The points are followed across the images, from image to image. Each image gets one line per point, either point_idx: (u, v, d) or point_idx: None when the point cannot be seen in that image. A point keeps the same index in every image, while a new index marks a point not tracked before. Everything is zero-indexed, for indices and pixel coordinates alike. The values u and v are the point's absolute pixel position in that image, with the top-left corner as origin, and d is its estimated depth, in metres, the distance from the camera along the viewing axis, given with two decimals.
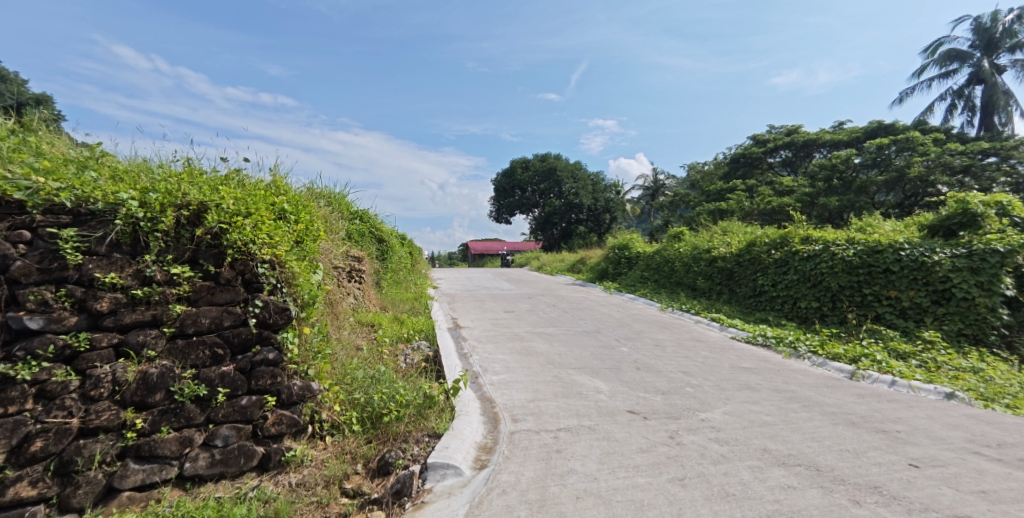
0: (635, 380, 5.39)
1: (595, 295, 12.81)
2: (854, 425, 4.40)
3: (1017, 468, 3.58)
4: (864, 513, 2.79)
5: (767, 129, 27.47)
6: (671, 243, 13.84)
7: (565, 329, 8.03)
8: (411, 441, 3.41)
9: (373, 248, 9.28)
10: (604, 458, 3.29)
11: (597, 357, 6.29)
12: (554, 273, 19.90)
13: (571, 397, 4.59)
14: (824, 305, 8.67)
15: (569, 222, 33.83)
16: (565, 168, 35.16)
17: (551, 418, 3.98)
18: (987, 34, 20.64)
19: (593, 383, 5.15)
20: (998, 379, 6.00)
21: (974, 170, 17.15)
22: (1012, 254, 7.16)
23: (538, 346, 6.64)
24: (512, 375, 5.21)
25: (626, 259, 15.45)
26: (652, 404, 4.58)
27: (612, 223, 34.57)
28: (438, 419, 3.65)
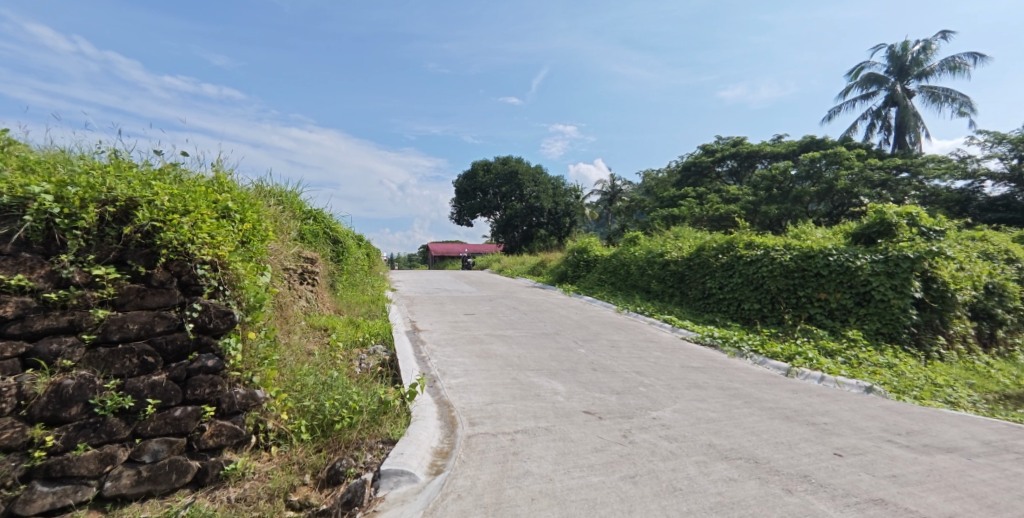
0: (591, 381, 5.50)
1: (554, 297, 12.95)
2: (788, 419, 4.69)
3: (922, 453, 3.95)
4: (794, 501, 2.97)
5: (715, 140, 28.93)
6: (627, 247, 14.26)
7: (524, 331, 8.08)
8: (364, 448, 3.30)
9: (328, 249, 8.96)
10: (559, 458, 3.32)
11: (554, 359, 6.37)
12: (515, 276, 19.97)
13: (529, 399, 4.61)
14: (764, 307, 9.19)
15: (529, 225, 34.13)
16: (526, 172, 35.46)
17: (508, 420, 3.97)
18: (899, 61, 22.81)
19: (550, 384, 5.20)
20: (908, 373, 6.61)
21: (890, 183, 18.83)
22: (920, 259, 7.99)
23: (497, 349, 6.63)
24: (471, 377, 5.18)
25: (584, 262, 15.76)
26: (607, 404, 4.68)
27: (571, 226, 35.13)
28: (392, 424, 3.56)
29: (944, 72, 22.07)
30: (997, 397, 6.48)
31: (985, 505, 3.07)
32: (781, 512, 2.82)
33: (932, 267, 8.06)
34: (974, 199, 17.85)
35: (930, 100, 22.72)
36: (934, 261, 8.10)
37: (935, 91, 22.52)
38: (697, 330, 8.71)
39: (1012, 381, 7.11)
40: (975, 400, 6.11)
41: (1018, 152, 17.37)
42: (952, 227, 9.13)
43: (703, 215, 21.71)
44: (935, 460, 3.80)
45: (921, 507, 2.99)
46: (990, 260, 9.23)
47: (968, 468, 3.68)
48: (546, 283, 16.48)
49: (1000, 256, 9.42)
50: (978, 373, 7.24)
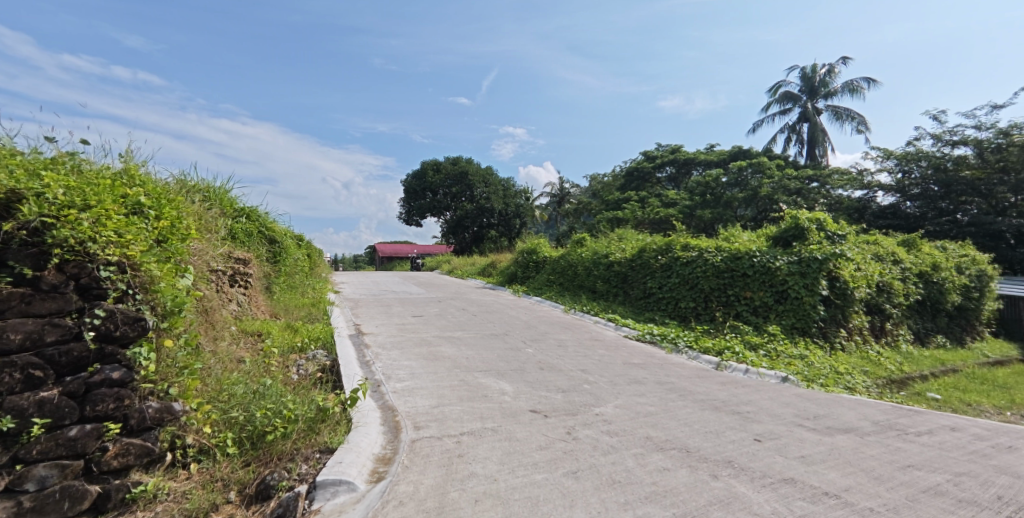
0: (537, 379, 5.58)
1: (503, 298, 13.00)
2: (717, 409, 5.03)
3: (826, 435, 4.39)
4: (719, 485, 3.19)
5: (656, 147, 30.37)
6: (575, 248, 14.60)
7: (473, 332, 8.05)
8: (299, 459, 3.10)
9: (263, 249, 8.41)
10: (505, 458, 3.33)
11: (502, 359, 6.39)
12: (464, 277, 19.82)
13: (476, 400, 4.60)
14: (698, 305, 9.79)
15: (479, 226, 34.01)
16: (477, 173, 35.27)
17: (454, 423, 3.93)
18: (810, 82, 25.16)
19: (497, 384, 5.21)
20: (817, 363, 7.34)
21: (804, 192, 20.72)
22: (827, 260, 8.88)
23: (445, 351, 6.54)
24: (417, 381, 5.06)
25: (534, 263, 15.95)
26: (553, 403, 4.77)
27: (521, 227, 35.40)
28: (331, 432, 3.39)
29: (845, 93, 24.66)
30: (887, 382, 7.36)
31: (873, 477, 3.46)
32: (707, 496, 3.01)
33: (835, 267, 8.98)
34: (870, 207, 20.14)
35: (835, 118, 25.26)
36: (837, 262, 9.03)
37: (838, 109, 25.10)
38: (637, 329, 9.09)
39: (898, 368, 8.13)
40: (869, 386, 6.89)
41: (903, 167, 19.87)
42: (851, 232, 10.20)
43: (646, 218, 22.81)
44: (836, 440, 4.23)
45: (823, 483, 3.31)
46: (881, 261, 10.43)
47: (861, 446, 4.13)
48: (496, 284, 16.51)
49: (889, 257, 10.68)
50: (872, 362, 8.20)
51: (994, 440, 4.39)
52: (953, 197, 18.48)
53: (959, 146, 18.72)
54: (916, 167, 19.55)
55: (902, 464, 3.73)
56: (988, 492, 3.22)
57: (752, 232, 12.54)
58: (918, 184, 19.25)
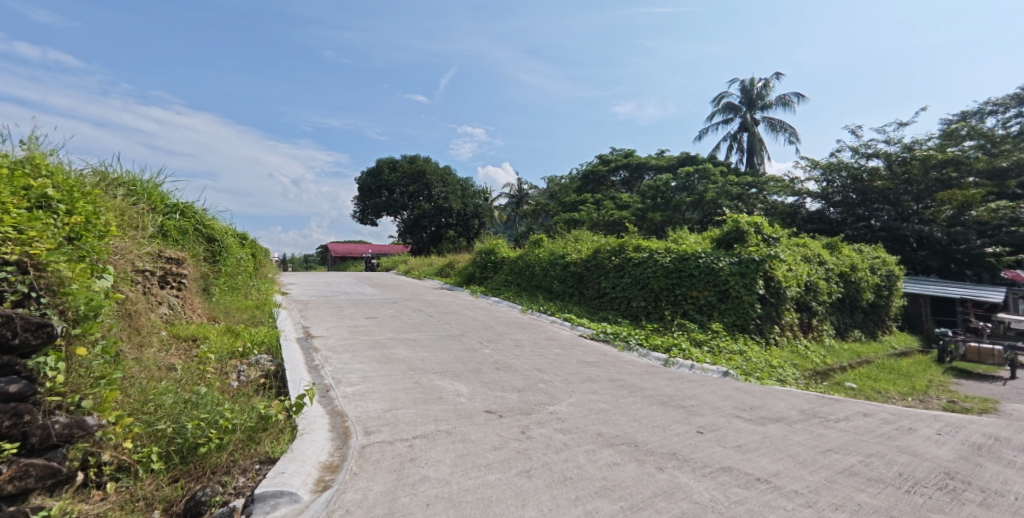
0: (493, 380, 5.61)
1: (460, 299, 12.91)
2: (664, 403, 5.27)
3: (761, 425, 4.71)
4: (664, 477, 3.35)
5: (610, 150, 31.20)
6: (532, 249, 14.72)
7: (428, 333, 7.96)
8: (236, 472, 2.91)
9: (201, 248, 7.92)
10: (458, 460, 3.32)
11: (458, 360, 6.37)
12: (422, 278, 19.52)
13: (431, 402, 4.56)
14: (649, 304, 10.18)
15: (438, 226, 33.60)
16: (434, 172, 34.80)
17: (406, 426, 3.87)
18: (749, 94, 26.81)
19: (453, 386, 5.19)
20: (754, 358, 7.86)
21: (744, 197, 22.04)
22: (763, 262, 9.51)
23: (399, 353, 6.43)
24: (369, 384, 4.94)
25: (492, 263, 15.96)
26: (508, 402, 4.82)
27: (480, 227, 35.07)
28: (273, 442, 3.23)
29: (779, 106, 26.45)
30: (812, 374, 8.01)
31: (798, 462, 3.75)
32: (653, 488, 3.15)
33: (771, 268, 9.63)
34: (800, 212, 21.78)
35: (771, 129, 27.07)
36: (772, 264, 9.68)
37: (773, 121, 26.93)
38: (592, 328, 9.33)
39: (822, 360, 8.87)
40: (798, 378, 7.46)
41: (827, 177, 21.51)
42: (784, 235, 10.97)
43: (601, 220, 23.51)
44: (768, 429, 4.55)
45: (756, 469, 3.56)
46: (808, 262, 11.28)
47: (789, 433, 4.48)
48: (454, 285, 16.39)
49: (815, 259, 11.58)
50: (801, 355, 8.90)
51: (899, 423, 4.88)
52: (868, 205, 20.34)
53: (873, 158, 20.61)
54: (836, 177, 21.22)
55: (824, 449, 4.08)
56: (893, 471, 3.58)
57: (699, 235, 13.16)
58: (839, 192, 20.99)
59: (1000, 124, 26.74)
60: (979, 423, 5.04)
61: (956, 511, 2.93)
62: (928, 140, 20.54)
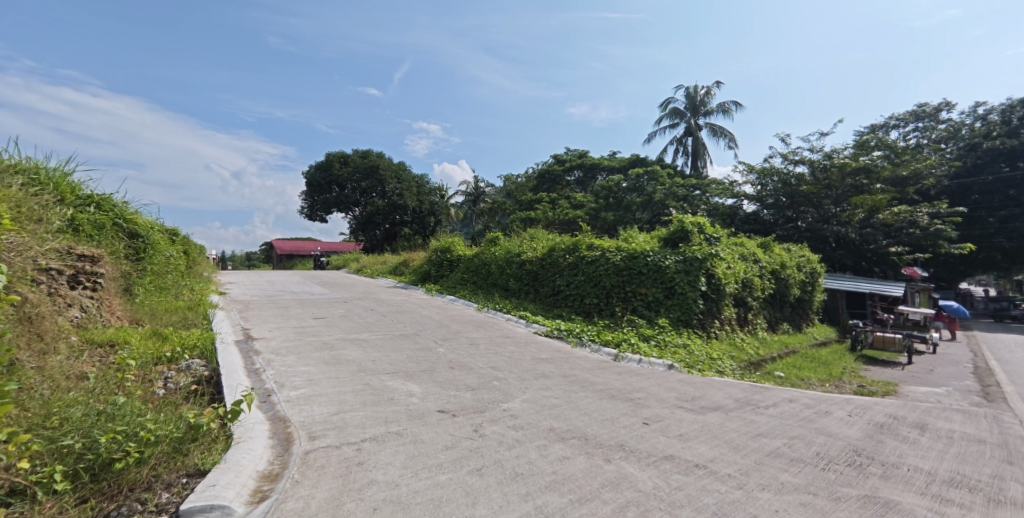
0: (446, 379, 5.57)
1: (415, 298, 12.66)
2: (613, 397, 5.46)
3: (701, 414, 4.98)
4: (611, 468, 3.46)
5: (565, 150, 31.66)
6: (489, 246, 14.68)
7: (380, 333, 7.78)
8: (158, 487, 2.61)
9: (122, 245, 7.34)
10: (408, 462, 3.26)
11: (411, 360, 6.27)
12: (375, 276, 19.02)
13: (382, 404, 4.45)
14: (601, 301, 10.46)
15: (392, 223, 32.85)
16: (388, 168, 33.87)
17: (354, 429, 3.72)
18: (693, 101, 28.14)
19: (405, 386, 5.11)
20: (697, 351, 8.31)
21: (690, 198, 23.12)
22: (705, 260, 10.06)
23: (349, 354, 6.23)
24: (315, 387, 4.74)
25: (448, 261, 15.77)
26: (461, 401, 4.79)
27: (436, 225, 34.64)
28: (202, 454, 2.97)
29: (719, 113, 27.93)
30: (747, 364, 8.58)
31: (732, 447, 4.00)
32: (600, 480, 3.25)
33: (712, 266, 10.20)
34: (738, 214, 23.16)
35: (713, 134, 28.54)
36: (713, 262, 10.27)
37: (715, 127, 28.43)
38: (546, 325, 9.47)
39: (755, 352, 9.53)
40: (734, 369, 7.96)
41: (761, 181, 22.95)
42: (724, 235, 11.61)
43: (556, 219, 23.96)
44: (706, 418, 4.83)
45: (695, 456, 3.77)
46: (745, 261, 12.01)
47: (725, 421, 4.77)
48: (409, 284, 16.08)
49: (751, 257, 12.36)
50: (737, 347, 9.52)
51: (818, 407, 5.33)
52: (796, 208, 21.95)
53: (799, 165, 22.28)
54: (769, 182, 22.69)
55: (755, 434, 4.37)
56: (812, 451, 3.91)
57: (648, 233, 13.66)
58: (771, 195, 22.50)
59: (903, 137, 29.84)
60: (882, 404, 5.61)
61: (863, 484, 3.25)
62: (846, 149, 22.50)
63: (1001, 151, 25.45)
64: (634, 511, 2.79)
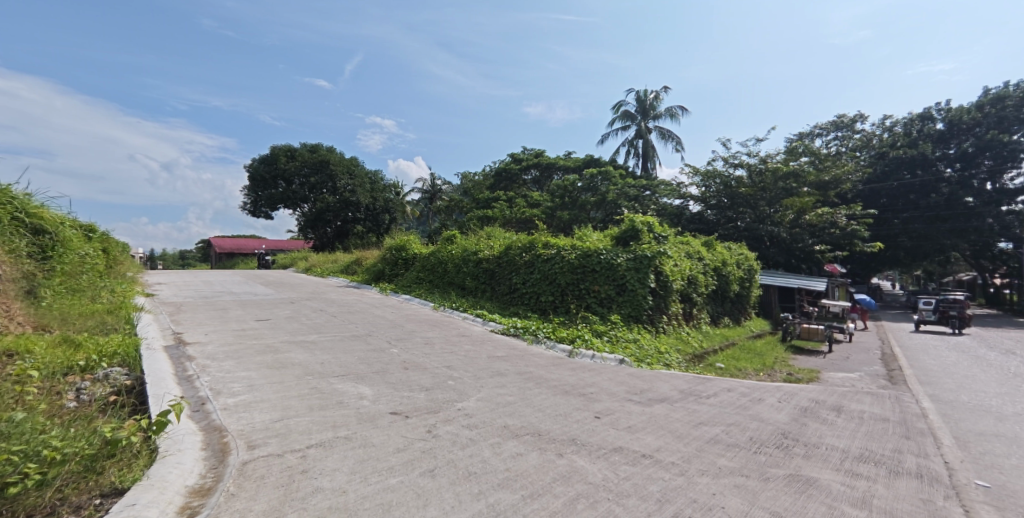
0: (399, 380, 5.47)
1: (367, 297, 12.32)
2: (567, 392, 5.57)
3: (648, 406, 5.20)
4: (563, 462, 3.54)
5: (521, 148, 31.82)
6: (445, 244, 14.50)
7: (330, 335, 7.52)
8: (65, 511, 2.33)
9: (25, 243, 6.67)
10: (357, 467, 3.17)
11: (362, 362, 6.10)
12: (326, 276, 18.34)
13: (331, 408, 4.32)
14: (556, 299, 10.64)
15: (343, 221, 31.81)
16: (339, 163, 32.59)
17: (299, 436, 3.58)
18: (643, 105, 29.10)
19: (356, 389, 4.97)
20: (646, 346, 8.65)
21: (640, 199, 23.95)
22: (654, 258, 10.45)
23: (295, 357, 5.97)
24: (257, 393, 4.52)
25: (403, 260, 15.44)
26: (414, 402, 4.73)
27: (390, 223, 33.85)
28: (120, 471, 2.70)
29: (667, 117, 29.08)
30: (691, 357, 9.03)
31: (676, 436, 4.20)
32: (552, 474, 3.32)
33: (660, 264, 10.63)
34: (685, 214, 24.25)
35: (662, 137, 29.67)
36: (661, 260, 10.69)
37: (663, 130, 29.57)
38: (503, 323, 9.52)
39: (699, 345, 10.06)
40: (680, 362, 8.36)
41: (705, 183, 24.15)
42: (672, 234, 12.12)
43: (513, 217, 24.10)
44: (653, 409, 5.04)
45: (642, 447, 3.93)
46: (690, 258, 12.60)
47: (671, 411, 5.00)
48: (362, 283, 15.62)
49: (695, 255, 12.99)
50: (683, 341, 10.00)
51: (752, 395, 5.70)
52: (736, 209, 23.29)
53: (738, 168, 23.66)
54: (712, 184, 23.93)
55: (697, 423, 4.62)
56: (747, 436, 4.18)
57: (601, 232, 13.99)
58: (714, 196, 23.77)
59: (826, 144, 32.39)
60: (807, 390, 6.09)
61: (789, 464, 3.52)
62: (781, 154, 24.11)
63: (904, 160, 28.13)
64: (583, 502, 2.86)
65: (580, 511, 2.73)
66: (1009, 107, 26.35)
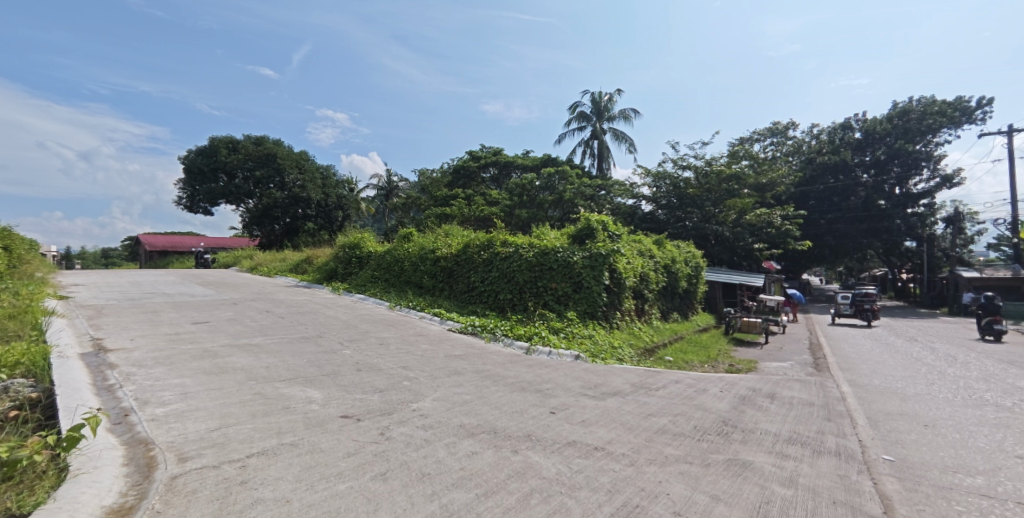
0: (351, 382, 5.30)
1: (318, 297, 11.88)
2: (523, 389, 5.61)
3: (602, 400, 5.31)
4: (518, 459, 3.56)
5: (479, 146, 31.64)
6: (400, 242, 14.15)
7: (276, 337, 7.17)
8: None
9: None
10: (303, 474, 3.04)
11: (311, 364, 5.85)
12: (273, 275, 17.45)
13: (276, 414, 4.11)
14: (514, 297, 10.69)
15: (293, 218, 30.47)
16: (288, 157, 31.03)
17: (239, 445, 3.37)
18: (598, 106, 29.74)
19: (304, 393, 4.76)
20: (601, 341, 8.85)
21: (596, 198, 24.49)
22: (608, 256, 10.69)
23: (237, 362, 5.64)
24: (191, 401, 4.22)
25: (357, 259, 14.95)
26: (367, 405, 4.59)
27: (344, 220, 32.71)
28: (21, 495, 2.42)
29: (621, 119, 29.89)
30: (643, 351, 9.36)
31: (627, 428, 4.32)
32: (507, 471, 3.32)
33: (614, 261, 10.89)
34: (638, 213, 25.03)
35: (616, 139, 30.42)
36: (615, 258, 10.96)
37: (617, 132, 30.35)
38: (461, 321, 9.45)
39: (650, 339, 10.41)
40: (632, 356, 8.65)
41: (656, 183, 25.08)
42: (625, 232, 12.44)
43: (471, 215, 23.95)
44: (607, 403, 5.16)
45: (594, 439, 4.01)
46: (642, 256, 13.00)
47: (623, 404, 5.14)
48: (312, 283, 15.00)
49: (647, 253, 13.42)
50: (635, 336, 10.31)
51: (697, 386, 5.97)
52: (685, 209, 24.30)
53: (686, 170, 24.71)
54: (663, 184, 24.89)
55: (646, 414, 4.77)
56: (691, 425, 4.36)
57: (558, 230, 14.12)
58: (665, 197, 24.73)
59: (764, 149, 34.43)
60: (747, 379, 6.46)
61: (729, 449, 3.71)
62: (725, 157, 25.36)
63: (828, 166, 30.45)
64: (537, 497, 2.88)
65: (532, 506, 2.74)
66: (913, 119, 29.21)
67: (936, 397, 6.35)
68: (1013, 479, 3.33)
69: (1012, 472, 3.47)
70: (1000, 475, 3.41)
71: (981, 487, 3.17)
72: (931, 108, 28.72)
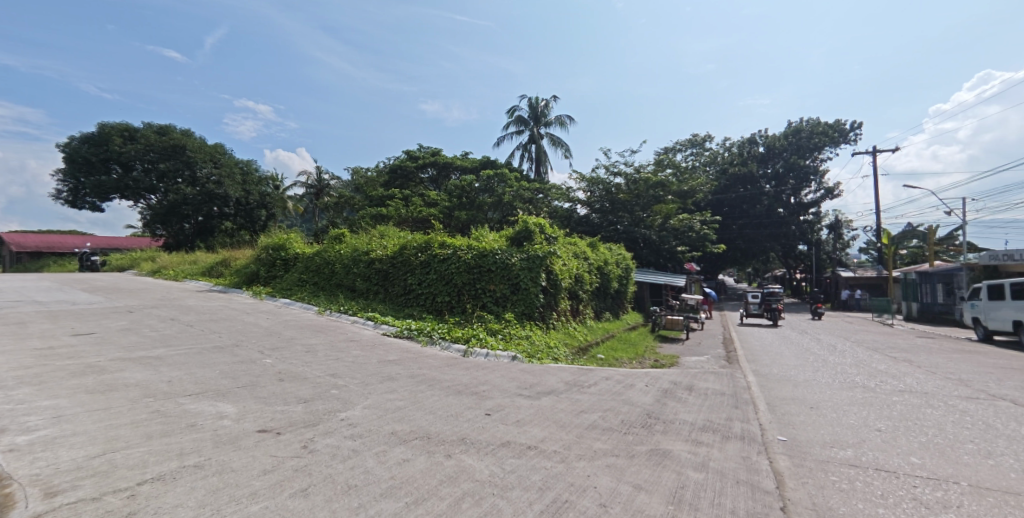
0: (271, 393, 4.90)
1: (236, 303, 10.91)
2: (459, 392, 5.50)
3: (537, 399, 5.35)
4: (451, 463, 3.45)
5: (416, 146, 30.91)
6: (331, 244, 13.40)
7: (183, 348, 6.45)
8: None
9: None
10: (207, 498, 2.74)
11: (225, 376, 5.34)
12: (182, 280, 15.81)
13: (178, 434, 3.68)
14: (452, 299, 10.53)
15: (207, 216, 27.88)
16: (200, 150, 28.33)
17: (127, 472, 2.97)
18: (535, 111, 30.21)
19: (214, 408, 4.33)
20: (539, 342, 8.96)
21: (534, 201, 24.83)
22: (545, 257, 10.85)
23: (132, 377, 5.01)
24: (71, 425, 3.67)
25: (282, 261, 13.96)
26: (289, 417, 4.26)
27: (268, 220, 30.46)
28: None
29: (557, 125, 30.55)
30: (577, 350, 9.62)
31: (560, 425, 4.37)
32: (439, 477, 3.21)
33: (550, 263, 11.07)
34: (573, 216, 25.77)
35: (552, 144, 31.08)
36: (551, 259, 11.14)
37: (554, 137, 31.02)
38: (396, 325, 9.14)
39: (584, 338, 10.73)
40: (567, 355, 8.82)
41: (590, 188, 25.97)
42: (561, 235, 12.68)
43: (408, 216, 23.33)
44: (541, 402, 5.21)
45: (528, 439, 4.01)
46: (577, 258, 13.35)
47: (557, 402, 5.20)
48: (230, 287, 13.81)
49: (581, 254, 13.80)
50: (570, 336, 10.56)
51: (625, 381, 6.21)
52: (616, 213, 25.36)
53: (617, 176, 25.86)
54: (596, 189, 25.83)
55: (579, 411, 4.86)
56: (619, 419, 4.50)
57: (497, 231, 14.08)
58: (598, 201, 25.69)
59: (687, 157, 36.90)
60: (670, 373, 6.84)
61: (651, 440, 3.88)
62: (653, 164, 26.83)
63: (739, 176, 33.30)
64: (468, 501, 2.81)
65: (463, 510, 2.67)
66: (804, 137, 32.78)
67: (820, 381, 7.13)
68: (876, 449, 3.78)
69: (875, 443, 3.94)
70: (866, 446, 3.86)
71: (853, 458, 3.55)
72: (818, 128, 32.42)
